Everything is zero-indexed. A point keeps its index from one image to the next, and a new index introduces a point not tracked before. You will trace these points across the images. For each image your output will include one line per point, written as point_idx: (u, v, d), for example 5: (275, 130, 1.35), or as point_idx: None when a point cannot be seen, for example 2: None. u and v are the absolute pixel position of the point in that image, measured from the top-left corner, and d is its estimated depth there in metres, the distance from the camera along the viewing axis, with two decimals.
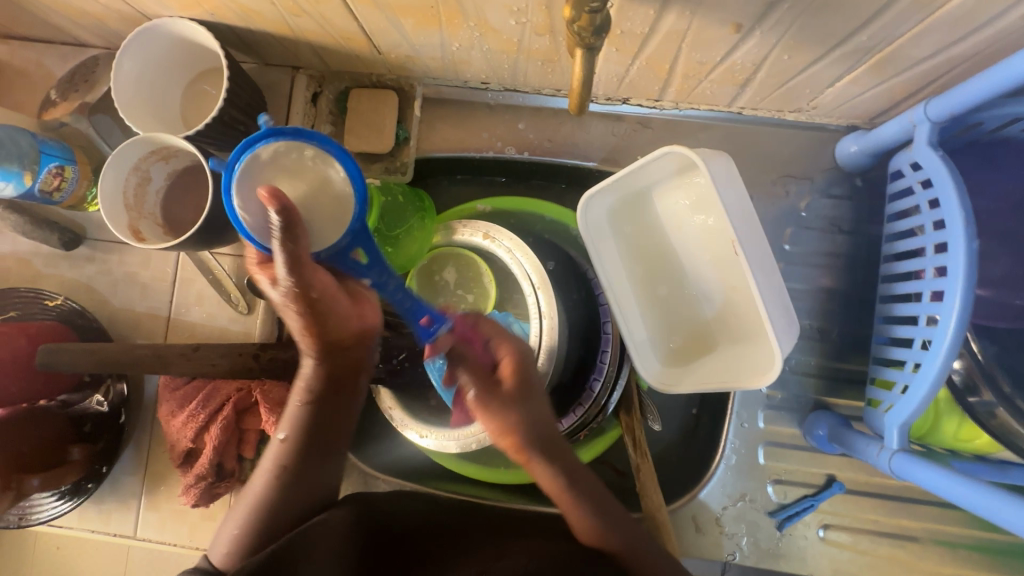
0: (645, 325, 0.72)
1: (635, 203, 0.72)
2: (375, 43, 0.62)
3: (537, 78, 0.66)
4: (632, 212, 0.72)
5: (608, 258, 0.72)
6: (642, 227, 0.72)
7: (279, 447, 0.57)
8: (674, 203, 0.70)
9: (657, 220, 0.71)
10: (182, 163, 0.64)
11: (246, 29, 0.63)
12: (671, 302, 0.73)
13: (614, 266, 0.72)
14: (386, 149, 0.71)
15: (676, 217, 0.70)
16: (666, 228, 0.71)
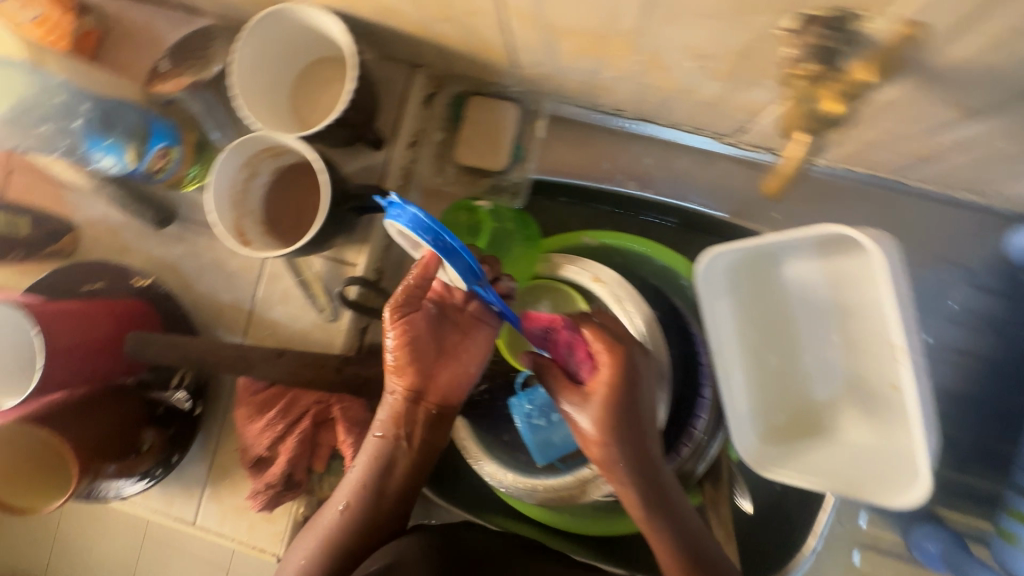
0: (748, 397, 0.66)
1: (762, 266, 0.66)
2: (516, 57, 0.56)
3: (683, 115, 0.59)
4: (757, 274, 0.67)
5: (721, 319, 0.67)
6: (765, 292, 0.67)
7: (351, 486, 0.57)
8: (810, 273, 0.64)
9: (783, 288, 0.66)
10: (290, 160, 0.60)
11: (378, 23, 0.58)
12: (782, 378, 0.67)
13: (726, 327, 0.67)
14: (499, 167, 0.66)
15: (809, 289, 0.64)
16: (793, 298, 0.65)
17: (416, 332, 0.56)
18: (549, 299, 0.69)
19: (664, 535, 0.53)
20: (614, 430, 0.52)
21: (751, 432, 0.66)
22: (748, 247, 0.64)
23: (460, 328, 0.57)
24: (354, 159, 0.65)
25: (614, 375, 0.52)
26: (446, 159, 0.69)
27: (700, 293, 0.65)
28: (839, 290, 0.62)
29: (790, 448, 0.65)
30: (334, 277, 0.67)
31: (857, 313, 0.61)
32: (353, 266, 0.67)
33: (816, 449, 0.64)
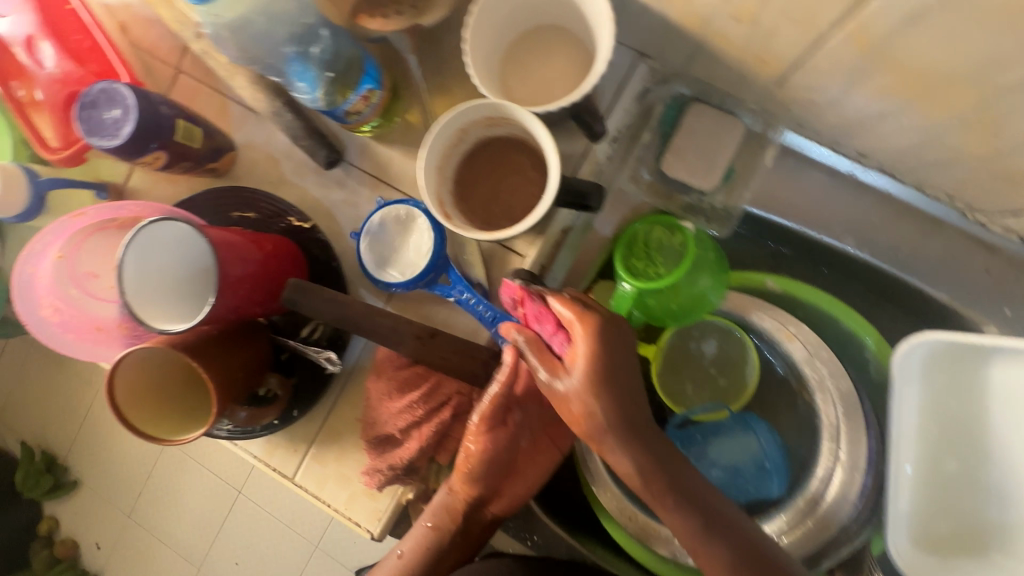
0: (914, 498, 0.60)
1: (972, 364, 0.58)
2: (792, 78, 0.49)
3: (949, 183, 0.52)
4: (965, 373, 0.58)
5: (908, 412, 0.60)
6: (968, 393, 0.58)
7: (419, 538, 0.62)
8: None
9: (992, 395, 0.57)
10: (499, 133, 0.54)
11: (640, 5, 0.51)
12: (960, 488, 0.59)
13: (910, 421, 0.60)
14: (706, 188, 0.60)
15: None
16: (1001, 407, 0.57)
17: (495, 449, 0.59)
18: (715, 338, 0.65)
19: None
20: (596, 404, 0.45)
21: (911, 537, 0.60)
22: (966, 340, 0.56)
23: (535, 446, 0.63)
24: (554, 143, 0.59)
25: (583, 345, 0.45)
26: (642, 163, 0.63)
27: (891, 379, 0.59)
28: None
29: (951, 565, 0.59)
30: (498, 265, 0.61)
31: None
32: (521, 258, 0.60)
33: (983, 574, 0.58)
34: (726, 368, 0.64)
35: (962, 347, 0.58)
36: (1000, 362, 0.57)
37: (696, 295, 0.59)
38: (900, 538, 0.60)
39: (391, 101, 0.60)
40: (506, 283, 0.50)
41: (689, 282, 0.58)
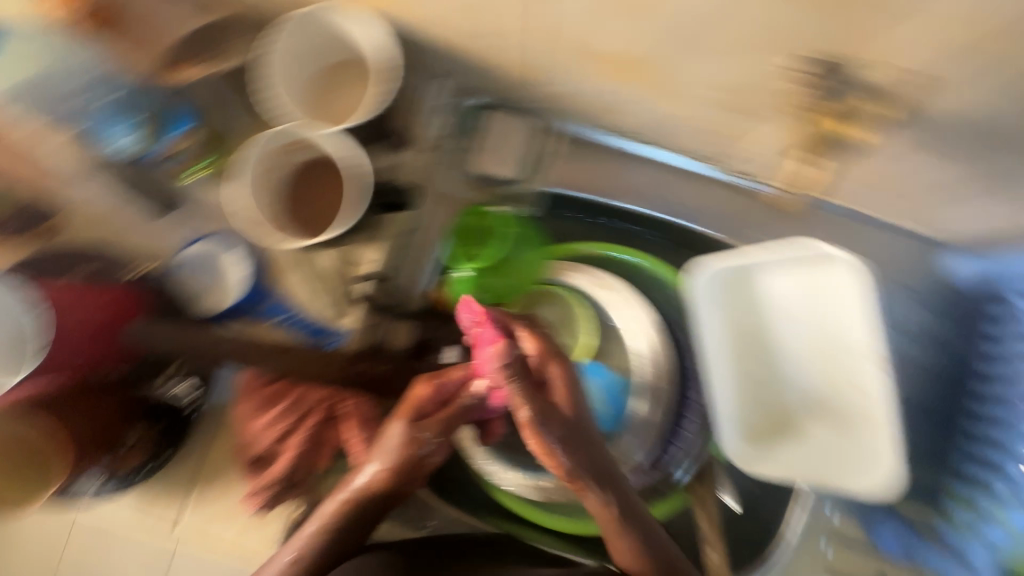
0: (734, 400, 0.71)
1: (752, 280, 0.71)
2: (538, 74, 0.61)
3: (682, 140, 0.66)
4: (749, 288, 0.72)
5: (716, 328, 0.71)
6: (753, 304, 0.72)
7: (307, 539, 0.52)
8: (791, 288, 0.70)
9: (769, 302, 0.71)
10: (314, 155, 0.62)
11: (413, 33, 0.61)
12: (761, 384, 0.72)
13: (720, 335, 0.71)
14: (508, 176, 0.71)
15: (788, 302, 0.71)
16: (774, 311, 0.71)
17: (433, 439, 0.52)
18: (551, 305, 0.73)
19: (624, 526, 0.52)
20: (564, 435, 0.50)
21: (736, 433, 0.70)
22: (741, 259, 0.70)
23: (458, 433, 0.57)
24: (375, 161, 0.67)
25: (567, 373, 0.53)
26: (459, 163, 0.71)
27: (698, 302, 0.69)
28: (816, 305, 0.69)
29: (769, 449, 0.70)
30: (344, 275, 0.69)
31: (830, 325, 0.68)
32: (364, 264, 0.69)
33: (793, 451, 0.69)
34: (565, 328, 0.72)
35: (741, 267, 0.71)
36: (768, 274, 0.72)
37: (524, 267, 0.70)
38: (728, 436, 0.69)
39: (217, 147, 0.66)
40: (470, 301, 0.56)
41: (515, 257, 0.70)
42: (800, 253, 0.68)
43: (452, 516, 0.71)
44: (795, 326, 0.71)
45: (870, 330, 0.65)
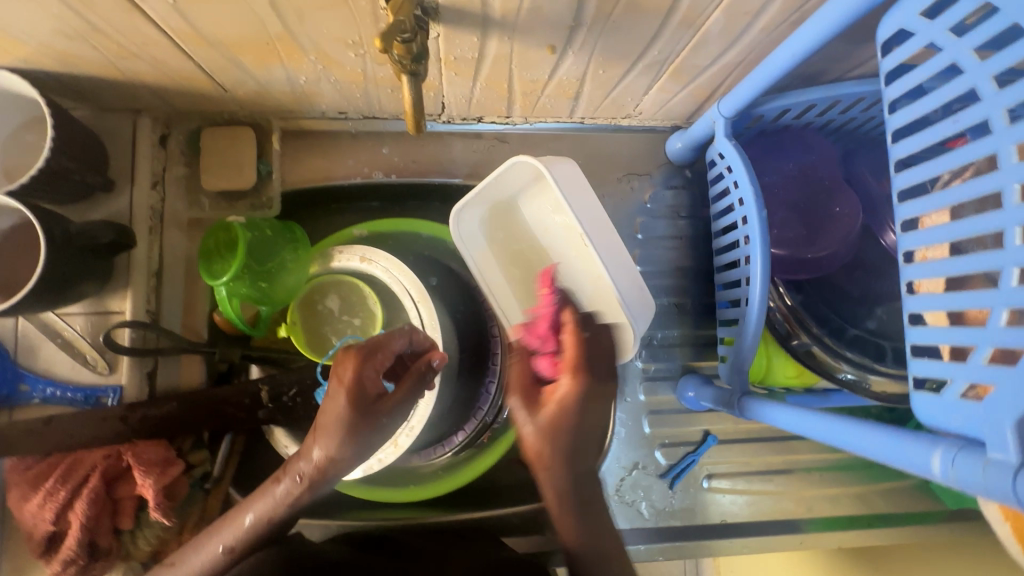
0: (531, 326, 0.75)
1: (511, 211, 0.75)
2: (219, 81, 0.62)
3: (394, 104, 0.69)
4: (512, 220, 0.75)
5: (491, 265, 0.75)
6: (521, 233, 0.75)
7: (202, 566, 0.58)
8: (543, 207, 0.72)
9: (534, 225, 0.74)
10: (7, 220, 0.59)
11: (70, 75, 0.59)
12: (553, 305, 0.74)
13: (497, 271, 0.76)
14: (248, 186, 0.72)
15: (545, 220, 0.73)
16: (542, 233, 0.73)
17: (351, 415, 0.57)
18: (334, 294, 0.75)
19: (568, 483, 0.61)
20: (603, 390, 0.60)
21: (540, 351, 0.76)
22: (487, 197, 0.73)
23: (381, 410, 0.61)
24: (95, 209, 0.67)
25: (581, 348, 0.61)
26: (197, 191, 0.73)
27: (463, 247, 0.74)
28: (561, 216, 0.70)
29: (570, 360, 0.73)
30: (100, 330, 0.65)
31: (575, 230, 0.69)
32: (121, 313, 0.66)
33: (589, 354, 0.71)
34: (356, 310, 0.75)
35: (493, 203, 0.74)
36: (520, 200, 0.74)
37: (274, 267, 0.69)
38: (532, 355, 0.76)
39: None
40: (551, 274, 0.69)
41: (261, 261, 0.68)
42: (529, 173, 0.70)
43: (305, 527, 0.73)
44: (557, 237, 0.72)
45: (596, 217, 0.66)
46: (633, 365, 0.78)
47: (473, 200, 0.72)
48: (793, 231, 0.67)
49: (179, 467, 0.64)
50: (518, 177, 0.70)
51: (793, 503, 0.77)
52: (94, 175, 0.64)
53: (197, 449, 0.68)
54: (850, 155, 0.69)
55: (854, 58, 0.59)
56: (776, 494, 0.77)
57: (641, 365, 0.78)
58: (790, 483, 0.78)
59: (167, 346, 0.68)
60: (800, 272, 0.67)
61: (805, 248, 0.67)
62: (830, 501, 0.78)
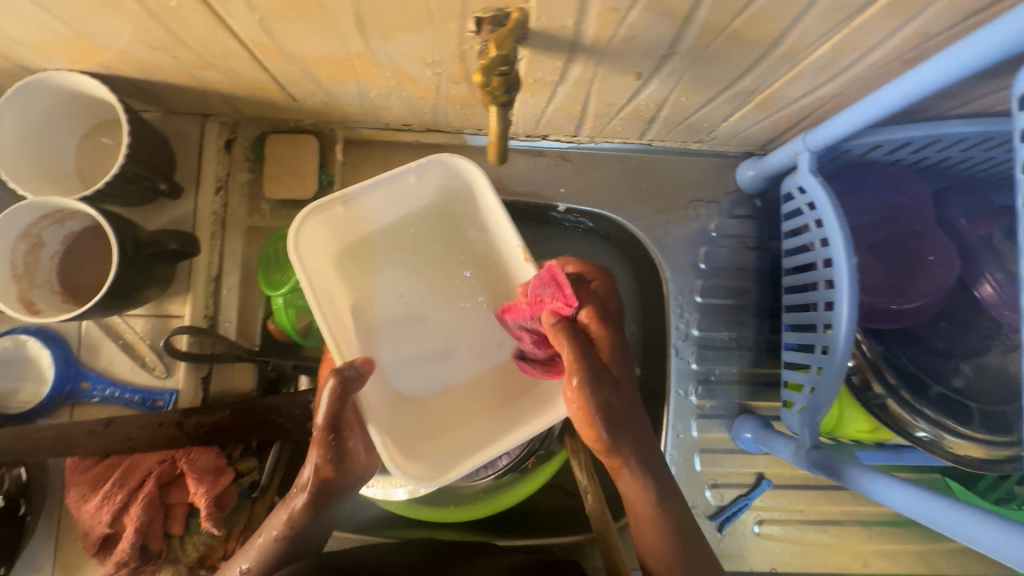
0: (398, 393, 0.60)
1: (345, 250, 0.61)
2: (291, 92, 0.61)
3: (460, 120, 0.68)
4: (343, 261, 0.61)
5: (344, 310, 0.59)
6: (364, 278, 0.61)
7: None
8: (385, 250, 0.63)
9: (366, 275, 0.62)
10: (79, 223, 0.59)
11: (147, 81, 0.59)
12: (407, 371, 0.61)
13: (354, 318, 0.60)
14: (310, 196, 0.71)
15: (327, 258, 0.59)
16: (372, 282, 0.62)
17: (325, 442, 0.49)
18: None
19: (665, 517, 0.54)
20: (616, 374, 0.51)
21: (404, 440, 0.56)
22: (334, 225, 0.60)
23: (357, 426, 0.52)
24: (160, 215, 0.67)
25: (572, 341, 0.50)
26: (258, 197, 0.72)
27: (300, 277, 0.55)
28: (377, 258, 0.62)
29: (463, 443, 0.58)
30: (161, 334, 0.67)
31: (370, 278, 0.62)
32: (180, 317, 0.67)
33: (512, 415, 0.59)
34: None
35: (335, 233, 0.60)
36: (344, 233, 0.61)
37: None
38: (401, 453, 0.54)
39: None
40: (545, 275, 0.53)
41: None
42: (366, 208, 0.60)
43: (349, 539, 0.73)
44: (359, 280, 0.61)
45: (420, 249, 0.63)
46: (688, 402, 0.74)
47: (333, 222, 0.59)
48: (877, 278, 0.64)
49: (230, 476, 0.63)
50: (398, 203, 0.62)
51: (848, 557, 0.74)
52: (162, 181, 0.64)
53: (247, 457, 0.67)
54: (942, 195, 0.65)
55: (962, 97, 0.55)
56: (831, 546, 0.74)
57: (696, 402, 0.75)
58: (844, 534, 0.74)
59: (220, 352, 0.67)
60: (880, 321, 0.63)
61: (890, 297, 0.63)
62: (887, 558, 0.74)
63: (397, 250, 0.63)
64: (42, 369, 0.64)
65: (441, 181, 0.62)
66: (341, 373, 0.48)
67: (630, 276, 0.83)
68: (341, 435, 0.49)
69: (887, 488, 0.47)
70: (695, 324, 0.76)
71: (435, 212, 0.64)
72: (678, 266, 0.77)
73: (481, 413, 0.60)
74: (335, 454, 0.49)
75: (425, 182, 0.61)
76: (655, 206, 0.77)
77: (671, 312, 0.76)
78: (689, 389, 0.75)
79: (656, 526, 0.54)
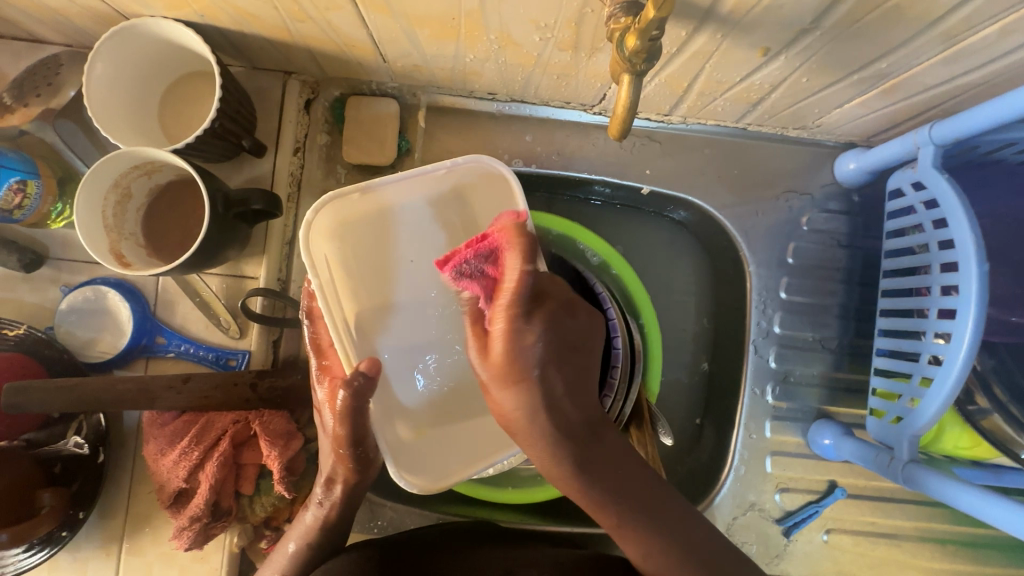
0: (384, 399, 0.53)
1: (354, 236, 0.53)
2: (383, 51, 0.58)
3: (550, 90, 0.65)
4: (349, 251, 0.53)
5: (340, 305, 0.52)
6: (363, 270, 0.53)
7: (286, 559, 0.56)
8: (396, 242, 0.54)
9: (370, 263, 0.53)
10: (166, 176, 0.58)
11: (240, 32, 0.57)
12: (402, 374, 0.53)
13: (352, 314, 0.53)
14: (388, 162, 0.69)
15: (330, 248, 0.52)
16: (373, 275, 0.53)
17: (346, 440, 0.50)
18: None
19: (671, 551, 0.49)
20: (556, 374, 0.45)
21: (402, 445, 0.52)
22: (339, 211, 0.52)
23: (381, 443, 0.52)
24: (239, 172, 0.65)
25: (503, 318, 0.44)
26: (335, 160, 0.69)
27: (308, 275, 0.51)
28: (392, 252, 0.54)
29: (451, 452, 0.53)
30: (236, 294, 0.66)
31: (381, 274, 0.54)
32: (255, 278, 0.66)
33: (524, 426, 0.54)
34: None
35: (344, 219, 0.53)
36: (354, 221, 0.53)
37: None
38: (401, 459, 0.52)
39: (64, 187, 0.63)
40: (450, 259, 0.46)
41: None
42: (384, 197, 0.53)
43: (407, 515, 0.71)
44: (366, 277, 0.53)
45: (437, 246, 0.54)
46: (763, 402, 0.72)
47: (343, 211, 0.52)
48: (1002, 287, 0.60)
49: (300, 441, 0.63)
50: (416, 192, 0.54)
51: (918, 573, 0.71)
52: (248, 138, 0.62)
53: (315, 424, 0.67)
54: None
55: None
56: (901, 561, 0.71)
57: (772, 403, 0.72)
58: (914, 551, 0.71)
59: (293, 317, 0.66)
60: (995, 334, 0.59)
61: (1010, 309, 0.59)
62: None
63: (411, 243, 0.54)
64: (120, 320, 0.64)
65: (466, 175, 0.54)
66: (351, 384, 0.47)
67: (705, 267, 0.78)
68: (363, 446, 0.51)
69: (963, 495, 0.51)
70: (777, 322, 0.72)
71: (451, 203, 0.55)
72: (765, 260, 0.73)
73: (474, 417, 0.54)
74: (356, 460, 0.52)
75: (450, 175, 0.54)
76: (744, 194, 0.73)
77: (753, 307, 0.73)
78: (766, 388, 0.72)
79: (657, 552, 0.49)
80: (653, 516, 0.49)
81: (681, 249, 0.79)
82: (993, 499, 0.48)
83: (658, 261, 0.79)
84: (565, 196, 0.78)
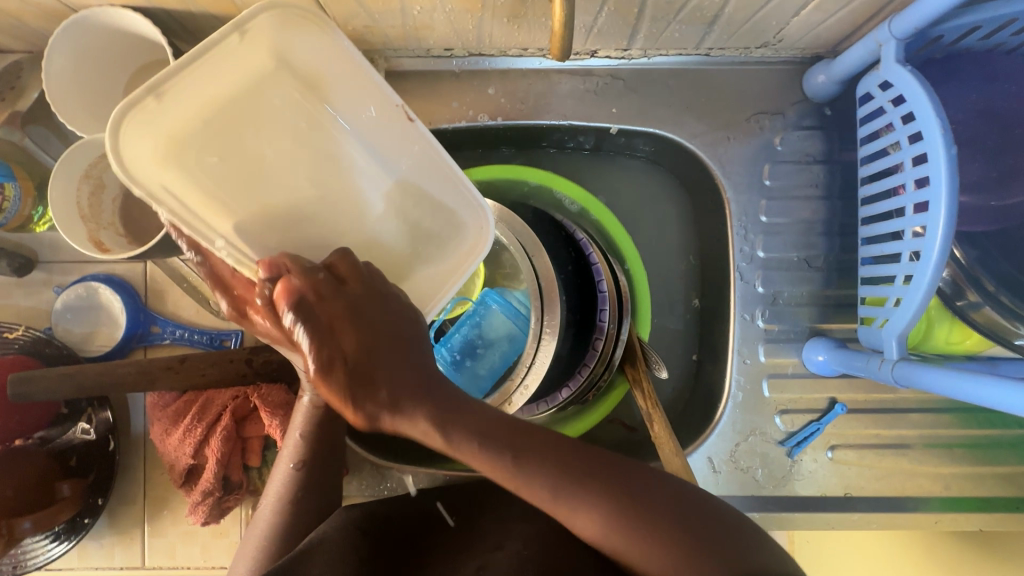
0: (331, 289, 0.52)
1: (189, 155, 0.47)
2: (331, 15, 0.59)
3: (504, 36, 0.65)
4: (198, 175, 0.47)
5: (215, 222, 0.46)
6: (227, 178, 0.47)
7: (284, 478, 0.57)
8: (256, 135, 0.49)
9: (229, 172, 0.48)
10: None
11: (187, 13, 0.57)
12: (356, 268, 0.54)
13: (232, 229, 0.47)
14: None
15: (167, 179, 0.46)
16: (235, 188, 0.48)
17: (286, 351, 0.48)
18: None
19: (624, 520, 0.42)
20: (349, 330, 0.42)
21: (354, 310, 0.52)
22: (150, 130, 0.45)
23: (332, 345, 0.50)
24: None
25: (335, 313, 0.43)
26: None
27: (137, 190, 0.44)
28: (242, 160, 0.48)
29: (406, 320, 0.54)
30: None
31: (243, 194, 0.48)
32: None
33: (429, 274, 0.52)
34: None
35: (164, 135, 0.46)
36: (175, 138, 0.46)
37: None
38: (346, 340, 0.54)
39: (42, 190, 0.64)
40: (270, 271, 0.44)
41: None
42: (197, 96, 0.46)
43: (414, 475, 0.71)
44: (228, 185, 0.48)
45: (293, 141, 0.50)
46: (754, 327, 0.72)
47: (154, 120, 0.45)
48: (980, 175, 0.59)
49: None
50: (232, 83, 0.47)
51: (927, 481, 0.71)
52: None
53: None
54: None
55: None
56: (909, 470, 0.71)
57: (763, 326, 0.72)
58: (920, 459, 0.71)
59: None
60: (976, 223, 0.59)
61: (989, 195, 0.58)
62: (972, 481, 0.71)
63: (272, 143, 0.49)
64: (113, 312, 0.66)
65: (275, 32, 0.47)
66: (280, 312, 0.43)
67: (685, 201, 0.79)
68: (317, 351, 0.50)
69: (954, 380, 0.50)
70: (760, 247, 0.72)
71: (295, 84, 0.49)
72: (742, 186, 0.72)
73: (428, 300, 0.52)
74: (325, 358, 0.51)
75: (258, 47, 0.47)
76: (715, 121, 0.72)
77: (734, 233, 0.72)
78: (756, 313, 0.72)
79: (631, 540, 0.42)
80: (547, 462, 0.43)
81: (657, 187, 0.79)
82: (989, 382, 0.47)
83: (638, 203, 0.79)
84: (537, 149, 0.78)
